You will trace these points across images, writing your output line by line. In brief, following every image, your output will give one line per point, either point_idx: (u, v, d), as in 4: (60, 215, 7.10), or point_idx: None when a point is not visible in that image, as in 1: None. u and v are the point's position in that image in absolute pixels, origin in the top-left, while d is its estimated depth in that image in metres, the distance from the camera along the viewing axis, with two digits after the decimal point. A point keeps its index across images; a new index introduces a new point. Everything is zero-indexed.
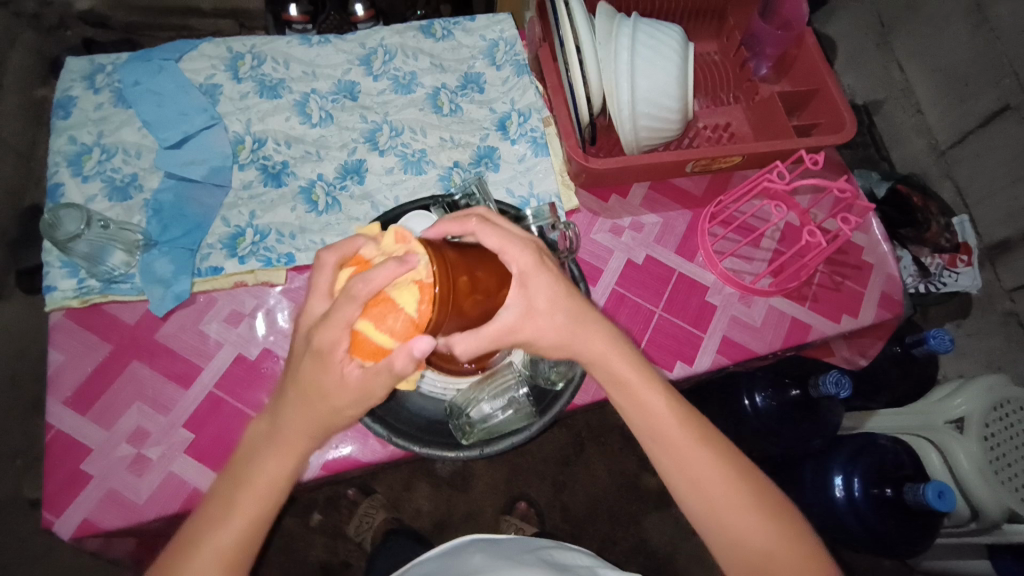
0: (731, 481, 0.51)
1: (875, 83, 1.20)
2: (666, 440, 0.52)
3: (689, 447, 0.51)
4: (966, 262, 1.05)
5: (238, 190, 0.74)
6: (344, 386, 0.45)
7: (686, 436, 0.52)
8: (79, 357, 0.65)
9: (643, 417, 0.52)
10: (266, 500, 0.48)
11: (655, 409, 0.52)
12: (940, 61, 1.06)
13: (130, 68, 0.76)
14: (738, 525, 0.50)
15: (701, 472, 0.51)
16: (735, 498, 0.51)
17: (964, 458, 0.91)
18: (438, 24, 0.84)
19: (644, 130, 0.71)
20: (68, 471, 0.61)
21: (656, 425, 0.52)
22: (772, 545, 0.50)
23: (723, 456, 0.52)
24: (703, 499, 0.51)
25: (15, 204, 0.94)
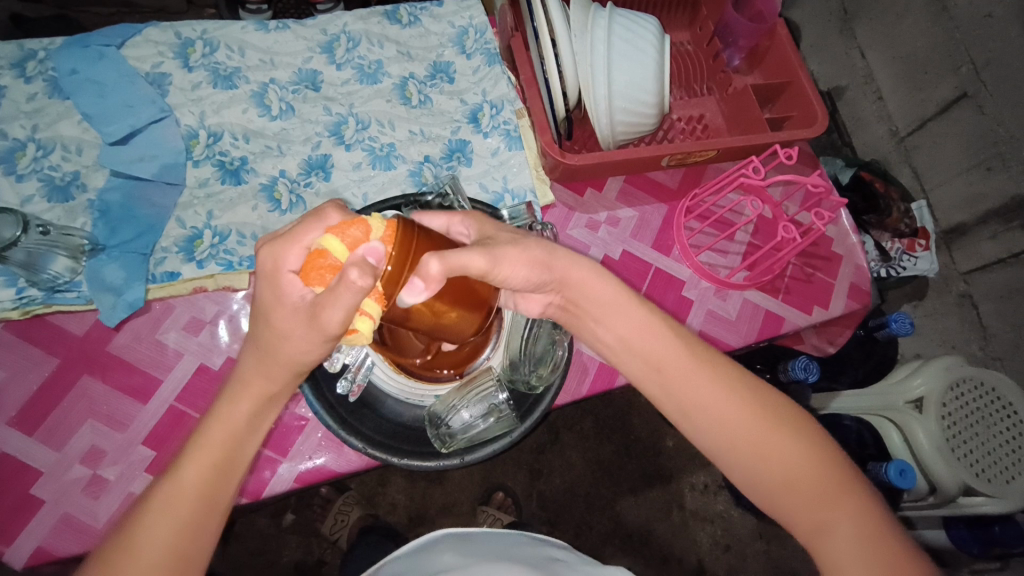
0: (738, 403, 0.48)
1: (839, 68, 1.22)
2: (664, 368, 0.50)
3: (690, 373, 0.50)
4: (924, 246, 1.08)
5: (195, 188, 0.69)
6: (298, 313, 0.42)
7: (684, 362, 0.50)
8: (22, 373, 0.60)
9: (638, 348, 0.52)
10: (225, 449, 0.44)
11: (649, 341, 0.51)
12: (900, 49, 1.07)
13: (65, 55, 0.69)
14: (755, 446, 0.47)
15: (706, 398, 0.49)
16: (746, 420, 0.48)
17: (924, 436, 0.95)
18: (404, 9, 0.80)
19: (620, 125, 0.69)
20: (17, 496, 0.57)
21: (651, 357, 0.51)
22: (785, 462, 0.46)
23: (728, 379, 0.50)
24: (711, 425, 0.49)
25: None
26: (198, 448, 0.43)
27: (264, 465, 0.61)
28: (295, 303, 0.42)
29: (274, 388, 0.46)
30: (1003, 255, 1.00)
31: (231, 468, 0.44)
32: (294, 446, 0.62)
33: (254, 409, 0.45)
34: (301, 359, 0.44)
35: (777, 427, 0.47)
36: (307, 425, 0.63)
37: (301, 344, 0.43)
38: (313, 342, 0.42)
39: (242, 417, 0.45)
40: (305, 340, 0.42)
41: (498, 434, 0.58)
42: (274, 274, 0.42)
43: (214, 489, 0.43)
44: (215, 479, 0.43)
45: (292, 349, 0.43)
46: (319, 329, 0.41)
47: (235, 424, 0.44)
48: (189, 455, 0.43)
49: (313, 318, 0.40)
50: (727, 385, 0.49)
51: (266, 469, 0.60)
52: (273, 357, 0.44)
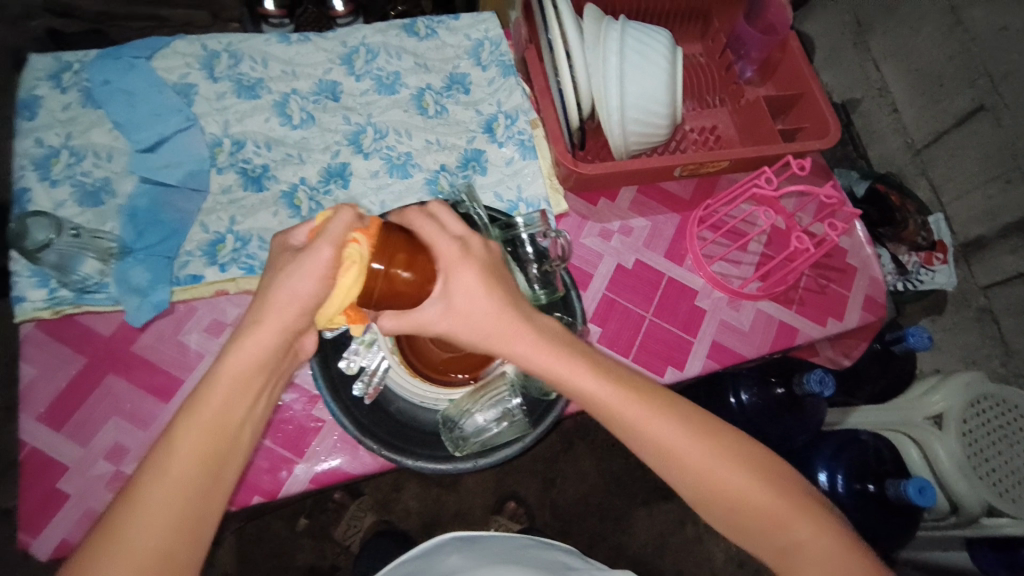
0: (707, 452, 0.47)
1: (852, 80, 1.21)
2: (627, 424, 0.47)
3: (658, 428, 0.47)
4: (941, 260, 1.07)
5: (218, 194, 0.71)
6: (292, 254, 0.45)
7: (647, 416, 0.47)
8: (52, 371, 0.62)
9: (593, 402, 0.48)
10: (218, 439, 0.41)
11: (603, 396, 0.47)
12: (915, 62, 1.07)
13: (99, 67, 0.72)
14: (726, 491, 0.46)
15: (674, 452, 0.47)
16: (716, 468, 0.46)
17: (942, 452, 0.94)
18: (421, 22, 0.82)
19: (633, 134, 0.70)
20: (44, 489, 0.58)
21: (609, 412, 0.48)
22: (750, 495, 0.46)
23: (695, 425, 0.48)
24: (681, 476, 0.47)
25: None
26: (191, 416, 0.41)
27: (280, 465, 0.62)
28: (291, 248, 0.46)
29: (267, 344, 0.44)
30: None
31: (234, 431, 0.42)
32: (310, 446, 0.63)
33: (248, 368, 0.43)
34: (295, 301, 0.44)
35: (750, 473, 0.46)
36: (323, 427, 0.64)
37: (291, 279, 0.44)
38: (307, 275, 0.44)
39: (236, 378, 0.43)
40: (297, 275, 0.44)
41: (511, 438, 0.59)
42: (280, 241, 0.47)
43: (217, 452, 0.41)
44: (216, 441, 0.41)
45: (287, 289, 0.44)
46: (314, 259, 0.44)
47: (229, 386, 0.42)
48: (180, 423, 0.41)
49: (307, 251, 0.44)
50: (696, 435, 0.47)
51: (283, 469, 0.62)
52: (268, 305, 0.44)
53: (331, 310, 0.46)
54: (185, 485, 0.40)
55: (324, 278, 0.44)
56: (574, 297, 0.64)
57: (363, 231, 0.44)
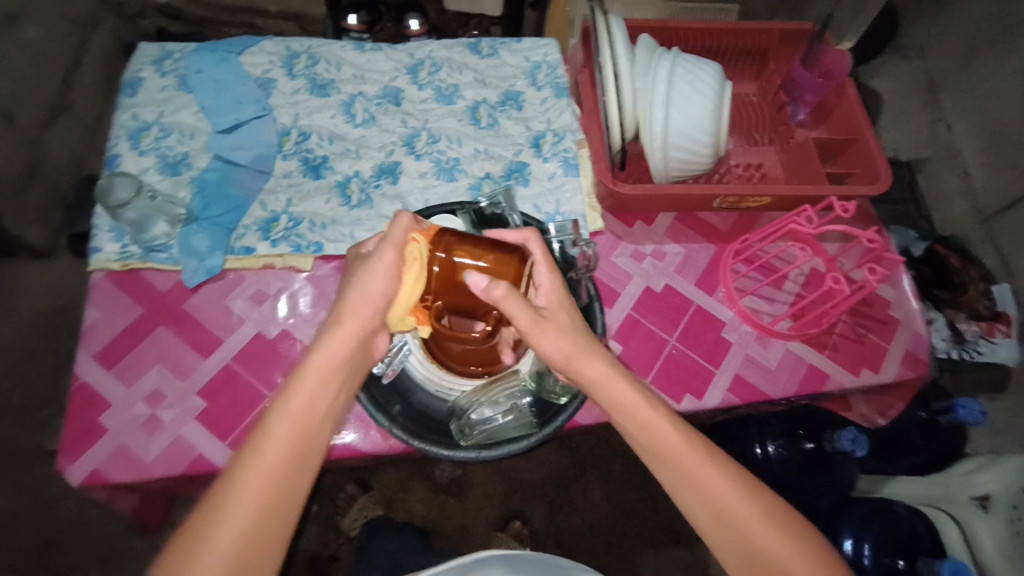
0: (759, 514, 0.48)
1: (922, 139, 1.16)
2: (686, 473, 0.50)
3: (716, 486, 0.49)
4: (1004, 333, 1.00)
5: (279, 177, 0.77)
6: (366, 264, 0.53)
7: (705, 469, 0.50)
8: (113, 316, 0.69)
9: (655, 444, 0.51)
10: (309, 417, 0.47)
11: (666, 436, 0.51)
12: (987, 124, 1.04)
13: (196, 57, 0.81)
14: (775, 561, 0.47)
15: (728, 510, 0.48)
16: (767, 534, 0.47)
17: (988, 539, 0.88)
18: (485, 42, 0.87)
19: (675, 160, 0.71)
20: (86, 421, 0.63)
21: (669, 456, 0.50)
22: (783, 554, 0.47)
23: (749, 487, 0.49)
24: (734, 537, 0.48)
25: (76, 169, 1.03)
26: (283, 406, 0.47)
27: None
28: (365, 258, 0.54)
29: (346, 346, 0.50)
30: None
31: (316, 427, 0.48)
32: None
33: (334, 361, 0.49)
34: (367, 305, 0.51)
35: (780, 530, 0.48)
36: None
37: (366, 281, 0.51)
38: (378, 276, 0.51)
39: (321, 374, 0.49)
40: (370, 278, 0.51)
41: (517, 435, 0.60)
42: (353, 257, 0.56)
43: (301, 445, 0.47)
44: (302, 437, 0.47)
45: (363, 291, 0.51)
46: (383, 261, 0.51)
47: (317, 382, 0.48)
48: (273, 413, 0.47)
49: (378, 255, 0.52)
50: (751, 497, 0.49)
51: None
52: (347, 311, 0.51)
53: (402, 307, 0.52)
54: (271, 472, 0.45)
55: (392, 278, 0.51)
56: (596, 308, 0.65)
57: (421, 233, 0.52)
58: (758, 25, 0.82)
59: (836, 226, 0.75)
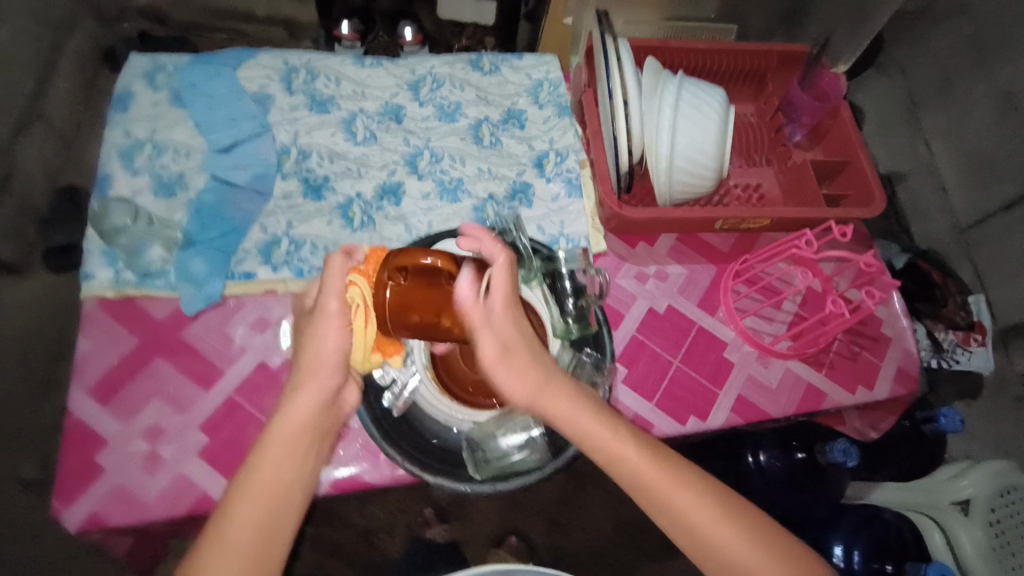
0: (738, 534, 0.49)
1: (902, 156, 1.20)
2: (669, 507, 0.49)
3: (694, 512, 0.49)
4: (979, 342, 1.02)
5: (279, 198, 0.75)
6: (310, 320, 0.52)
7: (666, 482, 0.50)
8: (105, 348, 0.66)
9: (633, 481, 0.50)
10: (276, 485, 0.47)
11: (641, 473, 0.50)
12: (963, 143, 1.07)
13: (190, 71, 0.78)
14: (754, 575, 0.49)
15: (709, 535, 0.49)
16: (742, 551, 0.49)
17: (967, 542, 0.91)
18: (487, 59, 0.87)
19: (679, 184, 0.72)
20: (81, 461, 0.61)
21: (646, 491, 0.50)
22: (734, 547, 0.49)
23: (724, 507, 0.50)
24: (716, 559, 0.49)
25: (51, 181, 0.98)
26: (247, 489, 0.47)
27: None
28: (310, 311, 0.53)
29: (307, 408, 0.50)
30: None
31: (287, 500, 0.48)
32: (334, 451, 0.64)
33: (295, 429, 0.49)
34: (324, 364, 0.50)
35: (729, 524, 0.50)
36: (347, 432, 0.65)
37: (318, 343, 0.50)
38: (326, 336, 0.50)
39: (284, 445, 0.48)
40: (321, 337, 0.50)
41: (530, 466, 0.59)
42: (302, 310, 0.55)
43: (270, 520, 0.47)
44: (268, 506, 0.47)
45: (315, 355, 0.51)
46: (325, 315, 0.50)
47: (281, 454, 0.48)
48: (236, 496, 0.47)
49: (317, 310, 0.50)
50: (727, 518, 0.49)
51: None
52: (307, 371, 0.51)
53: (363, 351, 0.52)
54: (243, 553, 0.45)
55: (343, 329, 0.50)
56: (606, 335, 0.64)
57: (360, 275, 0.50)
58: (758, 46, 0.84)
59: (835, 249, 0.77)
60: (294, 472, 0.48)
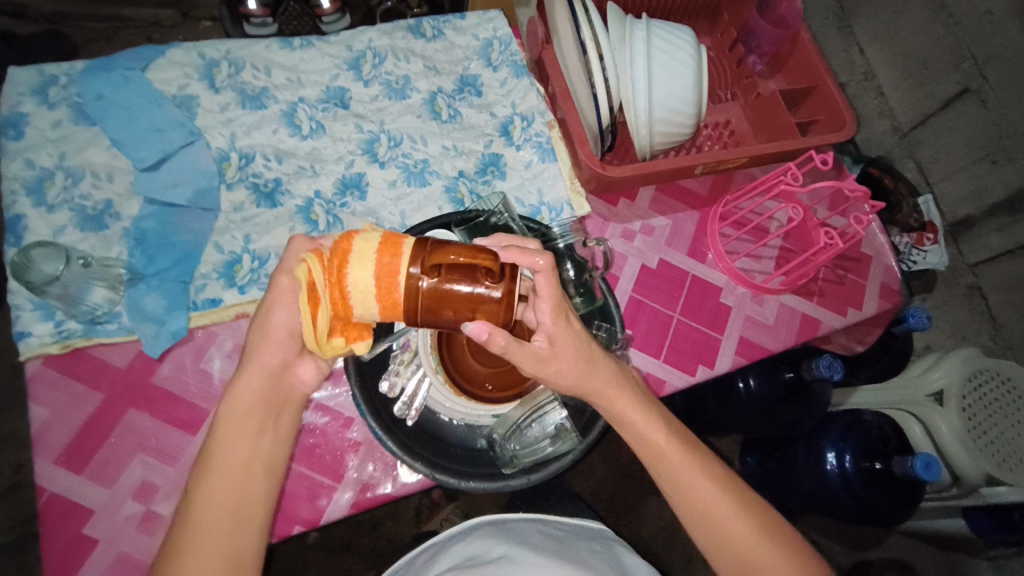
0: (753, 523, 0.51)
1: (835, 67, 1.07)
2: (705, 505, 0.51)
3: (731, 516, 0.50)
4: (934, 240, 0.93)
5: (230, 212, 0.68)
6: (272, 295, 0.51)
7: (670, 443, 0.52)
8: (66, 410, 0.59)
9: (677, 484, 0.51)
10: (239, 464, 0.46)
11: (669, 452, 0.52)
12: (899, 46, 0.95)
13: (90, 80, 0.67)
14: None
15: (739, 539, 0.50)
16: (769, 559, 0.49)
17: (945, 428, 0.90)
18: (427, 23, 0.80)
19: (659, 135, 0.69)
20: (70, 536, 0.55)
21: (650, 447, 0.52)
22: (729, 517, 0.50)
23: (742, 498, 0.52)
24: (739, 564, 0.50)
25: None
26: (209, 467, 0.46)
27: (320, 493, 0.60)
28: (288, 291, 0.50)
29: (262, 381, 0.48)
30: (1012, 246, 0.89)
31: (248, 478, 0.46)
32: (348, 471, 0.61)
33: (254, 404, 0.48)
34: (272, 331, 0.49)
35: (724, 494, 0.51)
36: (360, 448, 0.62)
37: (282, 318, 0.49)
38: (277, 306, 0.48)
39: (241, 418, 0.47)
40: (270, 309, 0.48)
41: (556, 453, 0.57)
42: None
43: (233, 510, 0.45)
44: (237, 488, 0.46)
45: (275, 326, 0.49)
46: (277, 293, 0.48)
47: (232, 430, 0.47)
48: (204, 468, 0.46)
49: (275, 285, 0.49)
50: (720, 486, 0.52)
51: (322, 497, 0.59)
52: (255, 341, 0.49)
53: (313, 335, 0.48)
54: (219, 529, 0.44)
55: (288, 306, 0.48)
56: (612, 306, 0.64)
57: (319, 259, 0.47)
58: None
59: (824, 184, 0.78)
60: (254, 444, 0.47)
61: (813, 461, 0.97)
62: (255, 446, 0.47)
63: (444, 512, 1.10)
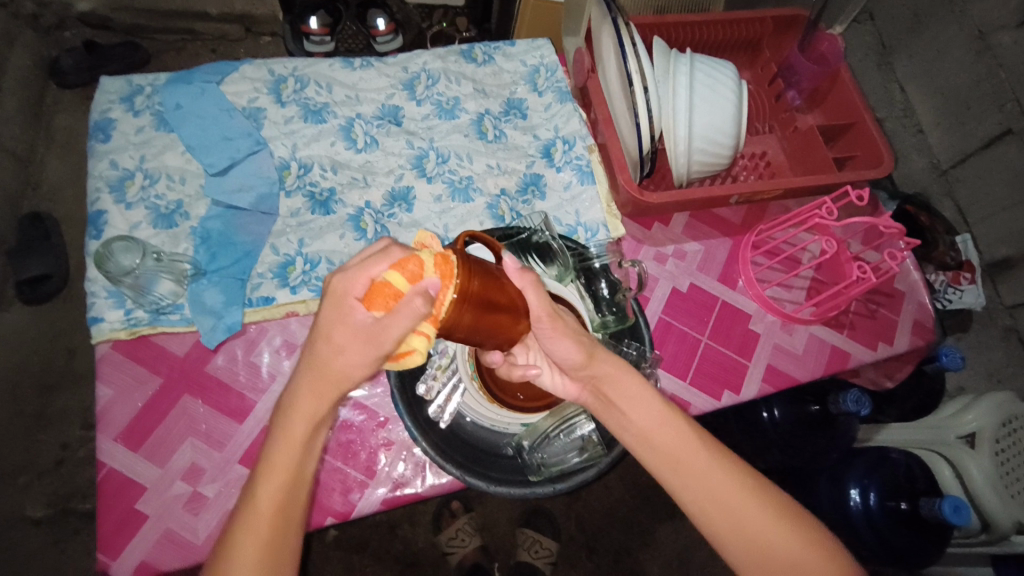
0: (784, 526, 0.49)
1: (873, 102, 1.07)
2: (750, 531, 0.49)
3: (781, 540, 0.49)
4: (970, 280, 0.94)
5: (287, 217, 0.73)
6: (358, 336, 0.44)
7: (688, 448, 0.51)
8: (128, 392, 0.63)
9: (718, 512, 0.50)
10: (289, 482, 0.48)
11: (687, 457, 0.51)
12: (939, 86, 0.95)
13: (171, 90, 0.74)
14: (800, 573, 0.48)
15: (793, 565, 0.48)
16: (787, 543, 0.49)
17: (977, 473, 0.89)
18: (479, 48, 0.84)
19: (696, 164, 0.72)
20: (123, 511, 0.59)
21: (670, 452, 0.51)
22: (758, 522, 0.49)
23: (773, 504, 0.50)
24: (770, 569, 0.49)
25: (14, 212, 1.02)
26: (262, 475, 0.48)
27: (354, 487, 0.63)
28: (356, 323, 0.44)
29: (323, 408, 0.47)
30: None
31: (294, 494, 0.48)
32: (380, 467, 0.64)
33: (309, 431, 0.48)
34: (348, 376, 0.46)
35: (749, 498, 0.50)
36: (392, 446, 0.65)
37: (357, 361, 0.44)
38: (370, 360, 0.44)
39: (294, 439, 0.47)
40: (362, 360, 0.44)
41: (582, 464, 0.60)
42: (340, 299, 0.44)
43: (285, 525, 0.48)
44: (284, 506, 0.48)
45: (345, 366, 0.45)
46: (379, 348, 0.44)
47: (291, 455, 0.47)
48: (259, 481, 0.47)
49: (375, 338, 0.43)
50: (744, 489, 0.50)
51: (356, 490, 0.62)
52: (324, 375, 0.46)
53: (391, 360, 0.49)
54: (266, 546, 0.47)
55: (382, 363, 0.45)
56: (643, 325, 0.67)
57: (432, 323, 0.43)
58: (754, 14, 0.84)
59: (861, 222, 0.79)
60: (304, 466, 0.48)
61: (836, 495, 0.96)
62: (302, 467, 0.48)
63: (461, 522, 1.11)
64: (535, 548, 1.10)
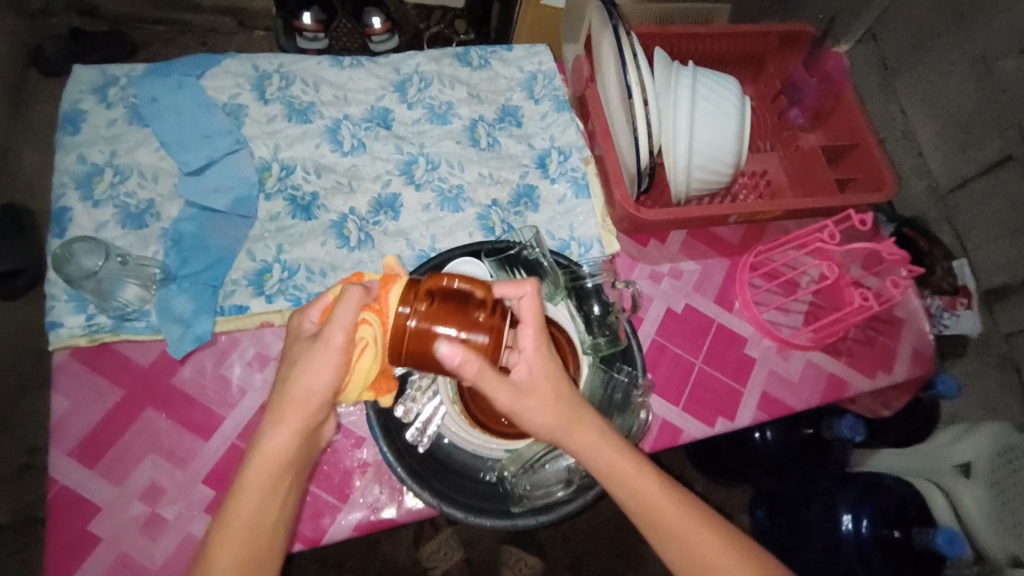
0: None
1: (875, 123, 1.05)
2: None
3: None
4: (966, 305, 0.90)
5: (265, 221, 0.69)
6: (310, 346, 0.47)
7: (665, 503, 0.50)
8: (85, 405, 0.59)
9: (702, 569, 0.49)
10: (254, 525, 0.45)
11: (665, 514, 0.49)
12: (941, 109, 0.93)
13: (147, 84, 0.70)
14: None
15: None
16: None
17: (972, 503, 0.86)
18: (475, 52, 0.81)
19: (697, 181, 0.69)
20: (75, 532, 0.55)
21: (647, 506, 0.49)
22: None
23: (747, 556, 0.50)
24: None
25: None
26: (227, 524, 0.45)
27: (325, 511, 0.59)
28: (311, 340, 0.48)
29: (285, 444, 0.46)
30: None
31: (260, 540, 0.45)
32: (354, 492, 0.60)
33: (270, 470, 0.46)
34: (311, 396, 0.46)
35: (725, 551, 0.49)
36: (367, 469, 0.61)
37: (313, 374, 0.46)
38: (325, 367, 0.46)
39: (257, 480, 0.45)
40: (316, 367, 0.46)
41: (567, 497, 0.56)
42: (297, 330, 0.50)
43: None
44: (249, 552, 0.44)
45: (303, 386, 0.46)
46: (327, 348, 0.46)
47: (257, 496, 0.45)
48: (220, 523, 0.45)
49: (320, 340, 0.46)
50: (721, 540, 0.50)
51: (327, 516, 0.59)
52: (289, 405, 0.46)
53: (356, 391, 0.48)
54: None
55: (341, 367, 0.46)
56: (635, 348, 0.63)
57: (374, 311, 0.46)
58: (758, 29, 0.82)
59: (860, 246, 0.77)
60: (272, 508, 0.46)
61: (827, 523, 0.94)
62: (268, 509, 0.46)
63: (443, 536, 1.08)
64: (519, 565, 1.09)
